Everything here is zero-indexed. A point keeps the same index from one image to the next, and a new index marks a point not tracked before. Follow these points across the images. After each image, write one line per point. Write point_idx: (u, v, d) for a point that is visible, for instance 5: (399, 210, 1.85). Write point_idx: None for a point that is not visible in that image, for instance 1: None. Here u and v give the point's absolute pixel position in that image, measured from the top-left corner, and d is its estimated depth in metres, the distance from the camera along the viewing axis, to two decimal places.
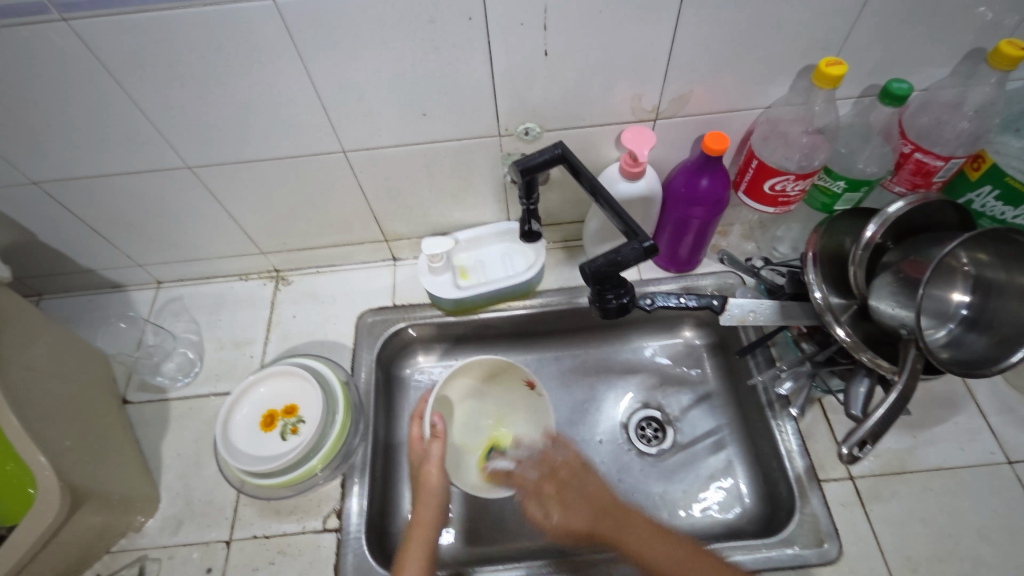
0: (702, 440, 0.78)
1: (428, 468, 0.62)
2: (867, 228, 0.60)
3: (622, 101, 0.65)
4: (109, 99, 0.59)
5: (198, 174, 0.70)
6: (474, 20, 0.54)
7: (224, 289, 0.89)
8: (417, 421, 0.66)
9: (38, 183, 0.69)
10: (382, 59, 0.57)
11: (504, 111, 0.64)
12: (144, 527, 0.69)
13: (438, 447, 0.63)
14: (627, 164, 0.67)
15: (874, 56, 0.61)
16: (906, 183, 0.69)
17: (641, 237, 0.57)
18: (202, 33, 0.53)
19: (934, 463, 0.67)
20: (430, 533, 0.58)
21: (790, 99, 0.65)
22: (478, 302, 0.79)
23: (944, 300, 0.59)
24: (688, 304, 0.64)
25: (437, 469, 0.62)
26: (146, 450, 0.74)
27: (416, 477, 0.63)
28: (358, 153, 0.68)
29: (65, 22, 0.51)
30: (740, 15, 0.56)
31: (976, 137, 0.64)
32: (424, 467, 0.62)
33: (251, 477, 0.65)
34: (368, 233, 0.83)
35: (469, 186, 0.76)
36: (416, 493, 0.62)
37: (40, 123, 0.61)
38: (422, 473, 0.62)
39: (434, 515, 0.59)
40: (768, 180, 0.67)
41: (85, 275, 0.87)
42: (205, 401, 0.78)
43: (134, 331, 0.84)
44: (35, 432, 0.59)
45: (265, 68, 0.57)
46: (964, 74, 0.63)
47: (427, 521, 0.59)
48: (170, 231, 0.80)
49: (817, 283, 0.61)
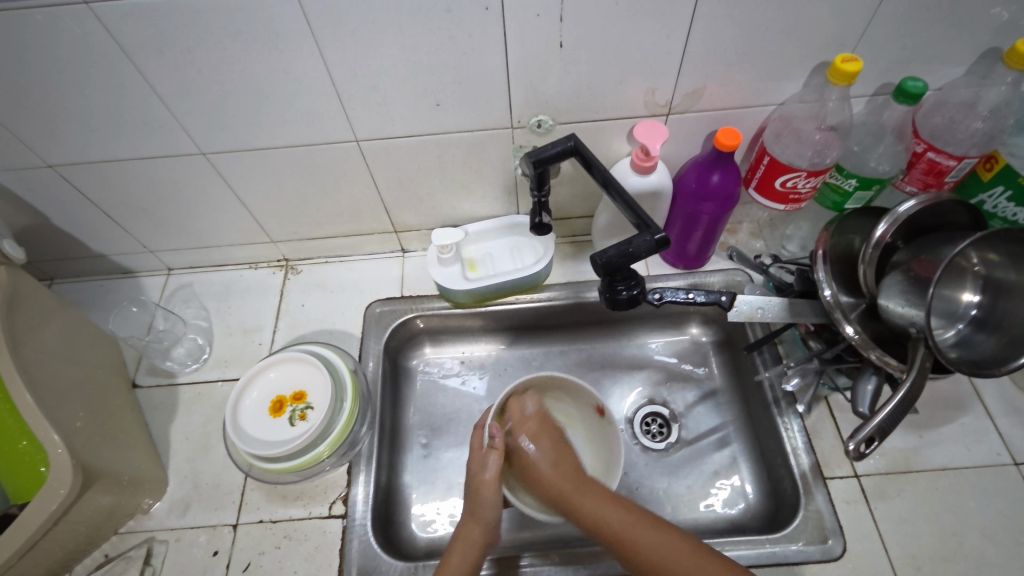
0: (706, 436, 0.78)
1: (483, 479, 0.59)
2: (877, 227, 0.60)
3: (635, 95, 0.65)
4: (126, 83, 0.60)
5: (211, 160, 0.70)
6: (490, 11, 0.54)
7: (234, 277, 0.89)
8: (479, 430, 0.64)
9: (54, 166, 0.70)
10: (397, 47, 0.57)
11: (517, 102, 0.65)
12: (151, 509, 0.70)
13: (495, 459, 0.60)
14: (639, 158, 0.67)
15: (889, 55, 0.61)
16: (918, 182, 0.69)
17: (652, 229, 0.57)
18: (220, 18, 0.53)
19: (940, 463, 0.67)
20: (473, 550, 0.57)
21: (804, 96, 0.65)
22: (487, 294, 0.80)
23: (952, 300, 0.60)
24: (696, 299, 0.63)
25: (491, 483, 0.59)
26: (155, 434, 0.75)
27: (467, 484, 0.61)
28: (371, 143, 0.69)
29: (86, 5, 0.51)
30: (756, 10, 0.56)
31: (989, 137, 0.63)
32: (479, 477, 0.60)
33: (258, 461, 0.66)
34: (378, 223, 0.83)
35: (480, 179, 0.76)
36: (470, 504, 0.60)
37: (57, 106, 0.62)
38: (474, 484, 0.60)
39: (481, 533, 0.58)
40: (779, 177, 0.68)
41: (97, 260, 0.87)
42: (214, 386, 0.79)
43: (144, 315, 0.85)
44: (48, 411, 0.60)
45: (281, 53, 0.57)
46: (979, 74, 0.63)
47: (474, 535, 0.58)
48: (182, 217, 0.80)
49: (826, 281, 0.62)
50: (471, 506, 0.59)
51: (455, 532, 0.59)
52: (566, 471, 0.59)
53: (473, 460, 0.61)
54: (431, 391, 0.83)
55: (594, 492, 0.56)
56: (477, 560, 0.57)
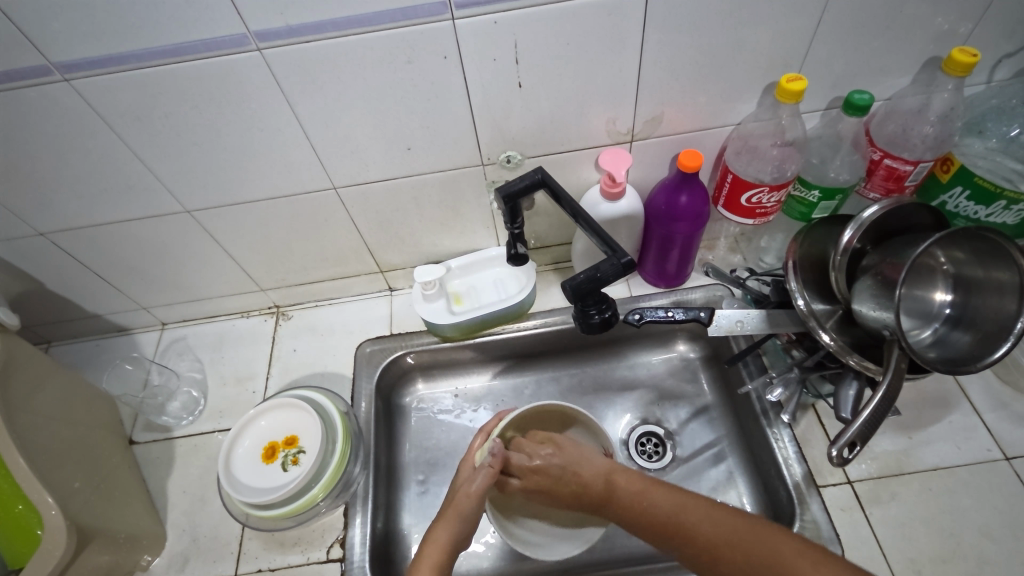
0: (702, 452, 0.78)
1: (467, 492, 0.58)
2: (843, 233, 0.61)
3: (598, 125, 0.67)
4: (111, 152, 0.63)
5: (196, 217, 0.73)
6: (449, 60, 0.57)
7: (226, 326, 0.91)
8: (482, 436, 0.67)
9: (45, 234, 0.72)
10: (363, 99, 0.60)
11: (485, 140, 0.67)
12: (150, 566, 0.70)
13: (484, 476, 0.59)
14: (606, 185, 0.70)
15: (835, 70, 0.64)
16: (880, 188, 0.71)
17: (619, 253, 0.59)
18: (194, 86, 0.56)
19: (932, 463, 0.67)
20: (440, 555, 0.55)
21: (759, 115, 0.68)
22: (473, 326, 0.81)
23: (925, 300, 0.60)
24: (675, 317, 0.66)
25: (475, 497, 0.58)
26: (153, 489, 0.76)
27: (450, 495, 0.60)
28: (349, 189, 0.71)
29: (68, 82, 0.55)
30: (702, 39, 0.59)
31: (941, 141, 0.66)
32: (462, 489, 0.59)
33: (252, 509, 0.66)
34: (363, 265, 0.85)
35: (458, 215, 0.78)
36: (445, 511, 0.58)
37: (44, 178, 0.65)
38: (458, 495, 0.59)
39: (450, 540, 0.56)
40: (744, 193, 0.70)
41: (92, 320, 0.89)
42: (210, 437, 0.80)
43: (139, 371, 0.86)
44: (45, 473, 0.61)
45: (255, 112, 0.60)
46: (924, 82, 0.66)
47: (450, 539, 0.56)
48: (172, 274, 0.82)
49: (799, 290, 0.63)
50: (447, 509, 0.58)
51: (422, 538, 0.56)
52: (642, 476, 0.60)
53: (464, 472, 0.62)
54: (425, 427, 0.83)
55: (661, 490, 0.57)
56: (445, 564, 0.54)
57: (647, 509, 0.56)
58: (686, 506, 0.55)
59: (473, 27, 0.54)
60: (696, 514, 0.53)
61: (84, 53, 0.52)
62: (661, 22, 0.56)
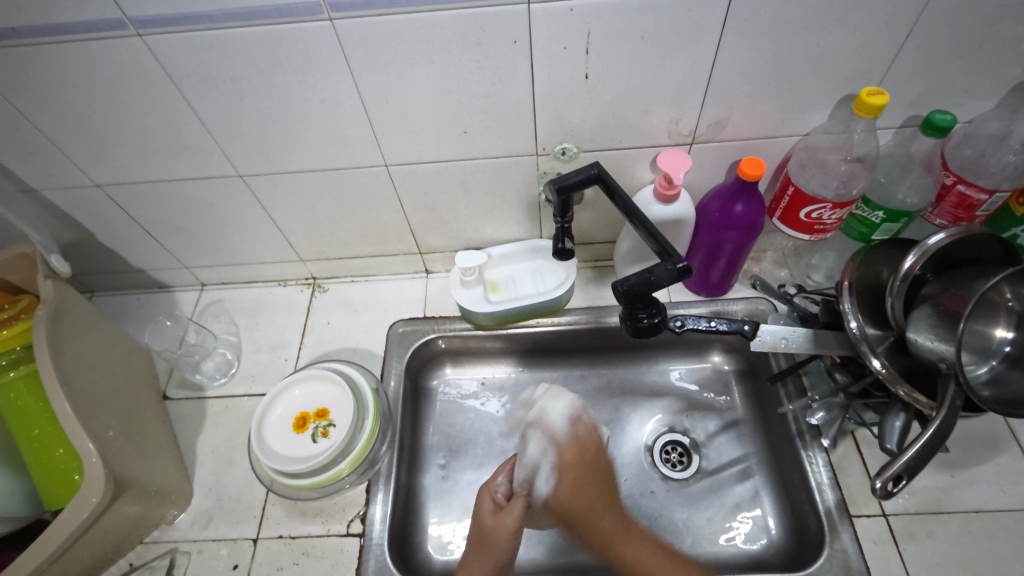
0: (728, 467, 0.77)
1: (494, 524, 0.62)
2: (906, 258, 0.58)
3: (660, 125, 0.66)
4: (171, 110, 0.63)
5: (247, 182, 0.73)
6: (518, 44, 0.56)
7: (263, 293, 0.92)
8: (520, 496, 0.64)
9: (101, 186, 0.74)
10: (426, 76, 0.59)
11: (543, 131, 0.66)
12: (176, 520, 0.71)
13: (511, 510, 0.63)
14: (662, 186, 0.68)
15: (917, 87, 0.61)
16: (948, 216, 0.69)
17: (674, 258, 0.57)
18: (261, 51, 0.56)
19: (974, 505, 0.65)
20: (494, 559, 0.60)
21: (829, 128, 0.66)
22: (509, 316, 0.80)
23: (985, 336, 0.56)
24: (718, 328, 0.62)
25: (504, 527, 0.61)
26: (183, 445, 0.77)
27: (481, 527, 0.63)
28: (399, 167, 0.71)
29: (140, 37, 0.55)
30: (780, 44, 0.56)
31: (1022, 171, 0.63)
32: (493, 524, 0.62)
33: (281, 476, 0.67)
34: (403, 244, 0.85)
35: (505, 204, 0.77)
36: (479, 543, 0.62)
37: (106, 130, 0.65)
38: (490, 529, 0.62)
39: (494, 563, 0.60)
40: (804, 208, 0.68)
41: (136, 275, 0.91)
42: (239, 401, 0.81)
43: (177, 329, 0.88)
44: (85, 420, 0.62)
45: (317, 83, 0.60)
46: (1010, 107, 0.62)
47: (499, 558, 0.60)
48: (216, 236, 0.83)
49: (852, 312, 0.59)
50: (480, 546, 0.61)
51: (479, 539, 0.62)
52: (612, 511, 0.64)
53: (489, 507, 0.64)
54: (449, 411, 0.83)
55: (631, 535, 0.62)
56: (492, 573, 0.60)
57: (613, 547, 0.61)
58: (648, 561, 0.60)
59: (547, 13, 0.53)
60: (628, 538, 0.62)
61: (159, 10, 0.52)
62: (741, 24, 0.54)
